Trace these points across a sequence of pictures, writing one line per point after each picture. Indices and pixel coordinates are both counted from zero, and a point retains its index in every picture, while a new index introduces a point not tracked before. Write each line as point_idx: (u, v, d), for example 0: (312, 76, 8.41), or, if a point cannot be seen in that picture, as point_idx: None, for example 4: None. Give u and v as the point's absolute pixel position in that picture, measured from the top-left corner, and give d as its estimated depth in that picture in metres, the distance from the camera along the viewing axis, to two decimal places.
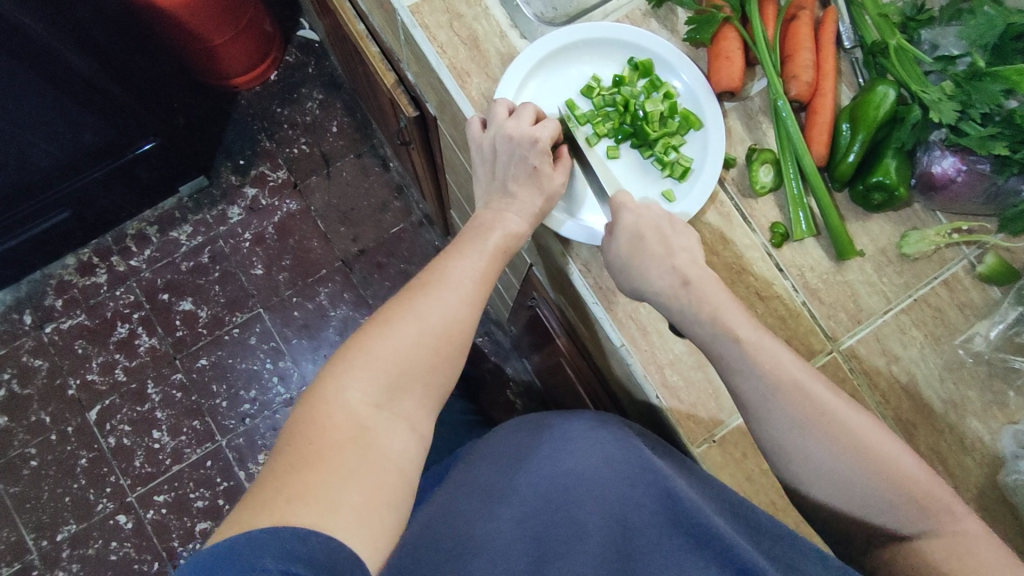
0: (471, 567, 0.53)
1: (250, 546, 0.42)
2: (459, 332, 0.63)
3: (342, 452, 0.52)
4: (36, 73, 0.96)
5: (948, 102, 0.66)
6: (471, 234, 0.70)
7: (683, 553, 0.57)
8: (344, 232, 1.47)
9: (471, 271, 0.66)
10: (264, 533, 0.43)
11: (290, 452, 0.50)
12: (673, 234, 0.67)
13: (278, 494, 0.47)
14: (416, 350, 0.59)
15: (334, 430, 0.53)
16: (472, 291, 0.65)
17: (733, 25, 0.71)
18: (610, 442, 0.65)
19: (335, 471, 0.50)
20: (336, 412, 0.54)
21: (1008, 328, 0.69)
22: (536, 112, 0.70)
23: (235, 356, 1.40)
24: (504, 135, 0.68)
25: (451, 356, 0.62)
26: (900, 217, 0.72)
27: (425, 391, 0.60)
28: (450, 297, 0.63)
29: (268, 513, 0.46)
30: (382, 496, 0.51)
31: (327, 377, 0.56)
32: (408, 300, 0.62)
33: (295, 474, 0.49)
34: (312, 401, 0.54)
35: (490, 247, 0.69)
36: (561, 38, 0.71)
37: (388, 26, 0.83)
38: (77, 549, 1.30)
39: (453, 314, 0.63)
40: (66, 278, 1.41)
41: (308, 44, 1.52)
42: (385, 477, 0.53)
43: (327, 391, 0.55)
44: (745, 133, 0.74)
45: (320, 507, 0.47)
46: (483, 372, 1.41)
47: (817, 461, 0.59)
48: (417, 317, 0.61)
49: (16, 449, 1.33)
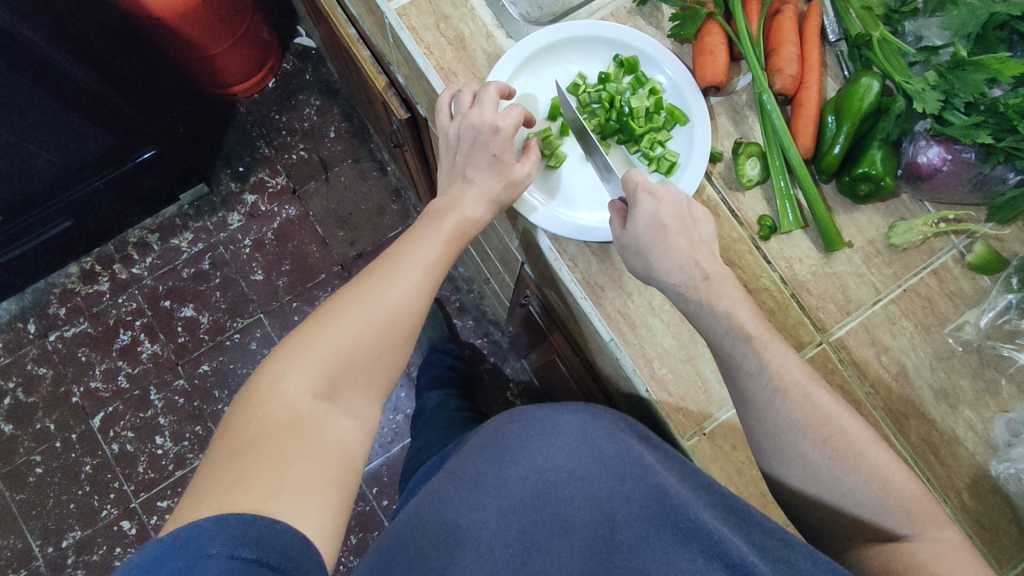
0: (459, 559, 0.55)
1: (197, 534, 0.43)
2: (407, 318, 0.62)
3: (277, 439, 0.52)
4: (37, 84, 0.98)
5: (931, 92, 0.66)
6: (425, 221, 0.70)
7: (672, 546, 0.56)
8: (343, 236, 1.48)
9: (424, 258, 0.66)
10: (209, 520, 0.44)
11: (228, 441, 0.52)
12: (696, 227, 0.66)
13: (217, 481, 0.48)
14: (359, 337, 0.59)
15: (270, 420, 0.53)
16: (423, 278, 0.65)
17: (716, 20, 0.72)
18: (600, 437, 0.65)
19: (271, 457, 0.51)
20: (273, 401, 0.54)
21: (997, 316, 0.69)
22: (499, 89, 0.70)
23: (237, 362, 1.41)
24: (469, 124, 0.69)
25: (400, 343, 0.62)
26: (888, 208, 0.72)
27: (370, 378, 0.60)
28: (398, 284, 0.63)
29: (209, 501, 0.47)
30: (321, 479, 0.52)
31: (268, 367, 0.57)
32: (355, 287, 0.62)
33: (231, 463, 0.50)
34: (252, 389, 0.55)
35: (443, 234, 0.68)
36: (545, 37, 0.72)
37: (377, 30, 0.84)
38: (82, 556, 1.31)
39: (402, 301, 0.62)
40: (69, 286, 1.42)
41: (305, 51, 1.53)
42: (326, 463, 0.53)
43: (267, 379, 0.55)
44: (731, 128, 0.74)
45: (261, 492, 0.48)
46: (482, 374, 1.42)
47: (802, 461, 0.60)
48: (362, 305, 0.60)
49: (21, 456, 1.34)
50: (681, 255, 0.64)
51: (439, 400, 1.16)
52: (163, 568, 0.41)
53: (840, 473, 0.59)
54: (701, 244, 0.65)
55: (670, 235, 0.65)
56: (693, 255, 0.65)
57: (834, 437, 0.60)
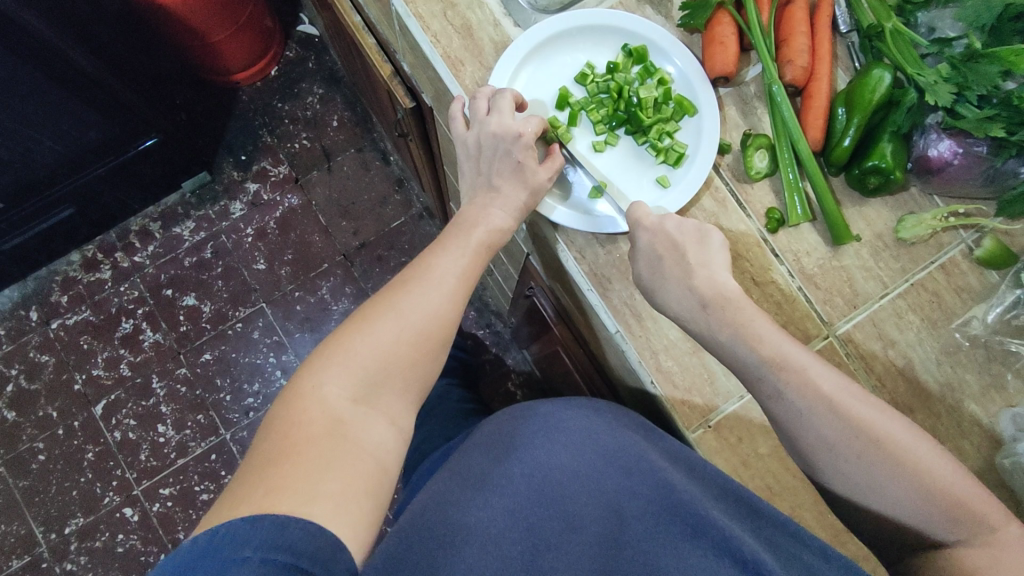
0: (465, 556, 0.55)
1: (231, 536, 0.44)
2: (441, 326, 0.63)
3: (318, 444, 0.52)
4: (38, 72, 0.97)
5: (943, 84, 0.65)
6: (453, 232, 0.71)
7: (682, 542, 0.56)
8: (345, 225, 1.47)
9: (454, 267, 0.67)
10: (244, 522, 0.45)
11: (267, 447, 0.51)
12: (697, 249, 0.67)
13: (258, 487, 0.48)
14: (396, 345, 0.60)
15: (311, 425, 0.53)
16: (455, 285, 0.66)
17: (726, 9, 0.71)
18: (604, 432, 0.67)
19: (310, 462, 0.51)
20: (314, 405, 0.54)
21: (1005, 311, 0.69)
22: (514, 97, 0.70)
23: (238, 351, 1.41)
24: (488, 131, 0.69)
25: (433, 351, 0.63)
26: (897, 202, 0.72)
27: (406, 385, 0.60)
28: (431, 292, 0.64)
29: (246, 505, 0.47)
30: (358, 486, 0.52)
31: (306, 374, 0.57)
32: (388, 296, 0.63)
33: (270, 469, 0.49)
34: (291, 396, 0.55)
35: (472, 244, 0.69)
36: (553, 24, 0.71)
37: (383, 17, 0.83)
38: (85, 542, 1.31)
39: (436, 310, 0.63)
40: (71, 274, 1.42)
41: (307, 39, 1.52)
42: (363, 467, 0.53)
43: (306, 387, 0.56)
44: (740, 119, 0.74)
45: (298, 498, 0.48)
46: (484, 365, 1.42)
47: (829, 456, 0.60)
48: (398, 313, 0.61)
49: (24, 443, 1.35)
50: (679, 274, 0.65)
51: (442, 391, 1.16)
52: (195, 569, 0.42)
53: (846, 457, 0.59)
54: (695, 257, 0.66)
55: (667, 256, 0.65)
56: (688, 281, 0.65)
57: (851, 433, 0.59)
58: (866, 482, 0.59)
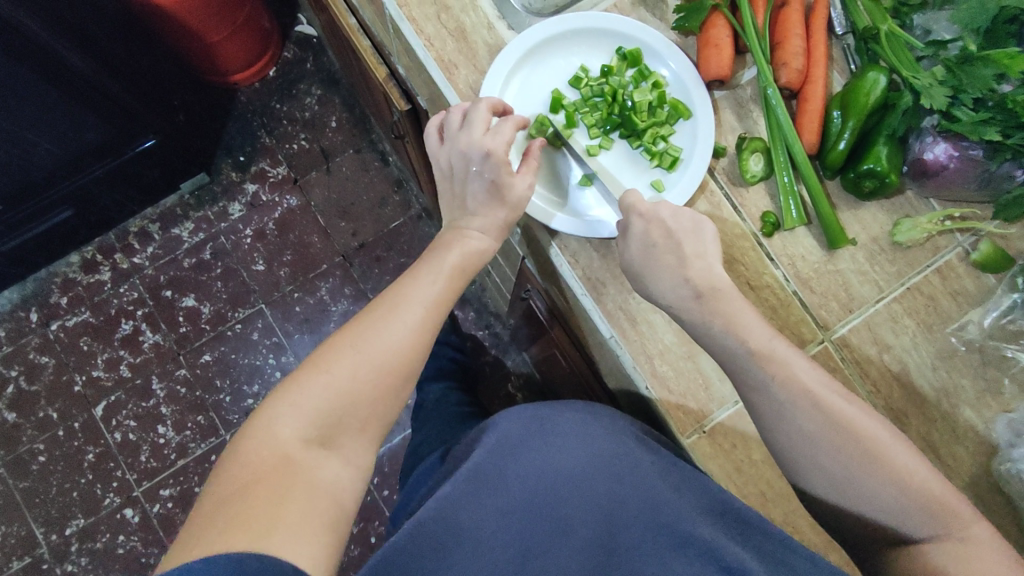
0: (455, 562, 0.56)
1: (189, 573, 0.42)
2: (403, 360, 0.62)
3: (269, 483, 0.52)
4: (36, 75, 0.97)
5: (939, 87, 0.65)
6: (428, 257, 0.70)
7: (671, 551, 0.57)
8: (344, 226, 1.47)
9: (424, 295, 0.66)
10: (200, 559, 0.43)
11: (218, 486, 0.51)
12: (686, 245, 0.65)
13: (210, 525, 0.48)
14: (354, 381, 0.59)
15: (262, 464, 0.53)
16: (422, 316, 0.65)
17: (721, 12, 0.71)
18: (602, 438, 0.65)
19: (260, 502, 0.50)
20: (266, 444, 0.54)
21: (1001, 316, 0.68)
22: (494, 106, 0.69)
23: (238, 352, 1.41)
24: (459, 149, 0.70)
25: (396, 385, 0.62)
26: (893, 205, 0.72)
27: (365, 420, 0.60)
28: (395, 324, 0.63)
29: (196, 545, 0.47)
30: (310, 525, 0.51)
31: (263, 411, 0.57)
32: (352, 329, 0.62)
33: (220, 508, 0.49)
34: (246, 432, 0.55)
35: (446, 269, 0.68)
36: (547, 28, 0.71)
37: (377, 19, 0.83)
38: (86, 543, 1.32)
39: (398, 342, 0.62)
40: (70, 276, 1.42)
41: (306, 39, 1.52)
42: (315, 507, 0.53)
43: (261, 424, 0.56)
44: (735, 123, 0.73)
45: (247, 536, 0.48)
46: (483, 366, 1.42)
47: (812, 459, 0.59)
48: (358, 347, 0.61)
49: (24, 444, 1.35)
50: (674, 274, 0.64)
51: (440, 393, 1.16)
52: None
53: (833, 458, 0.59)
54: (692, 258, 0.65)
55: (661, 253, 0.65)
56: (684, 271, 0.65)
57: (848, 439, 0.59)
58: (856, 487, 0.58)
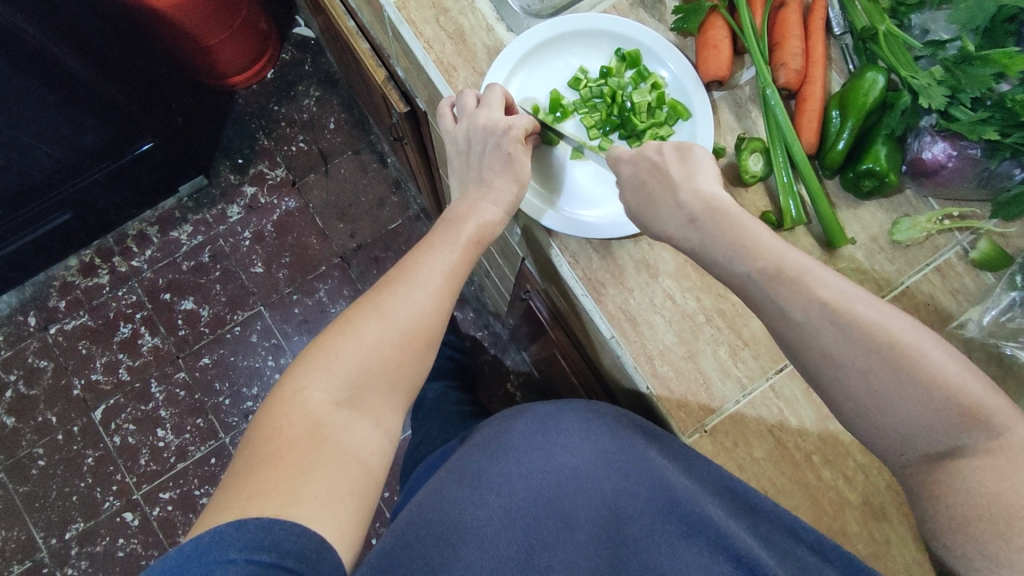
0: (461, 556, 0.56)
1: (217, 540, 0.44)
2: (426, 326, 0.63)
3: (300, 448, 0.52)
4: (33, 77, 0.97)
5: (936, 87, 0.65)
6: (444, 227, 0.71)
7: (677, 540, 0.58)
8: (343, 228, 1.47)
9: (441, 266, 0.66)
10: (229, 526, 0.45)
11: (251, 453, 0.52)
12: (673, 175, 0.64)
13: (243, 490, 0.49)
14: (380, 346, 0.60)
15: (293, 429, 0.53)
16: (441, 285, 0.65)
17: (719, 13, 0.71)
18: (603, 436, 0.65)
19: (291, 466, 0.51)
20: (296, 410, 0.55)
21: (1000, 313, 0.67)
22: (504, 93, 0.70)
23: (237, 354, 1.41)
24: (478, 124, 0.69)
25: (419, 351, 0.62)
26: (891, 204, 0.72)
27: (392, 386, 0.60)
28: (416, 293, 0.63)
29: (229, 511, 0.47)
30: (341, 487, 0.52)
31: (290, 378, 0.57)
32: (374, 297, 0.63)
33: (254, 473, 0.50)
34: (274, 400, 0.56)
35: (461, 240, 0.69)
36: (546, 30, 0.71)
37: (376, 21, 0.83)
38: (86, 547, 1.31)
39: (420, 310, 0.63)
40: (68, 279, 1.42)
41: (304, 42, 1.52)
42: (346, 470, 0.53)
43: (289, 392, 0.56)
44: (734, 123, 0.74)
45: (280, 500, 0.48)
46: (483, 366, 1.42)
47: None
48: (382, 314, 0.61)
49: (24, 449, 1.35)
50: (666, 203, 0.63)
51: (440, 393, 1.16)
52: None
53: None
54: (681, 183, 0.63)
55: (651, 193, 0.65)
56: (676, 197, 0.63)
57: None
58: None
